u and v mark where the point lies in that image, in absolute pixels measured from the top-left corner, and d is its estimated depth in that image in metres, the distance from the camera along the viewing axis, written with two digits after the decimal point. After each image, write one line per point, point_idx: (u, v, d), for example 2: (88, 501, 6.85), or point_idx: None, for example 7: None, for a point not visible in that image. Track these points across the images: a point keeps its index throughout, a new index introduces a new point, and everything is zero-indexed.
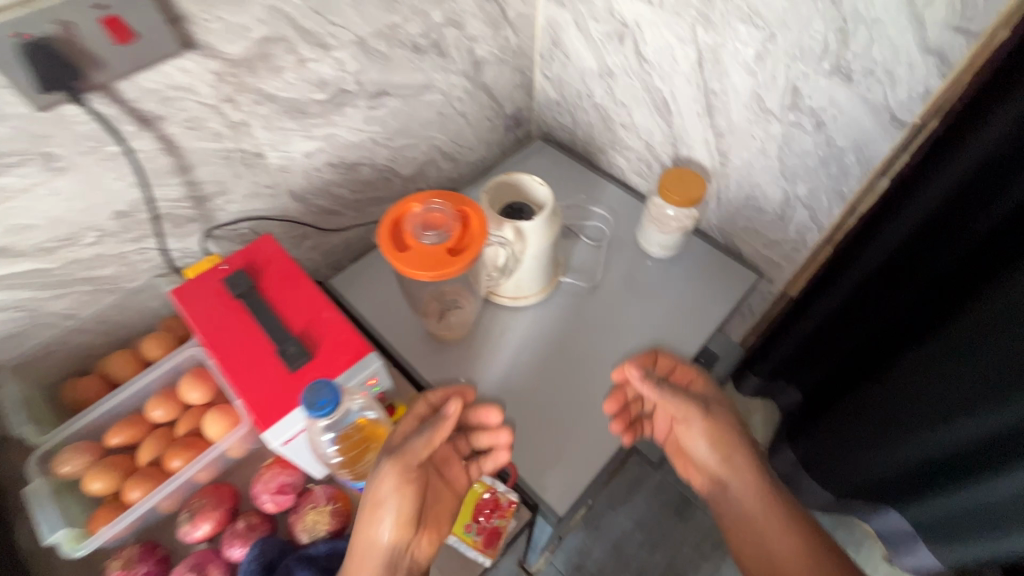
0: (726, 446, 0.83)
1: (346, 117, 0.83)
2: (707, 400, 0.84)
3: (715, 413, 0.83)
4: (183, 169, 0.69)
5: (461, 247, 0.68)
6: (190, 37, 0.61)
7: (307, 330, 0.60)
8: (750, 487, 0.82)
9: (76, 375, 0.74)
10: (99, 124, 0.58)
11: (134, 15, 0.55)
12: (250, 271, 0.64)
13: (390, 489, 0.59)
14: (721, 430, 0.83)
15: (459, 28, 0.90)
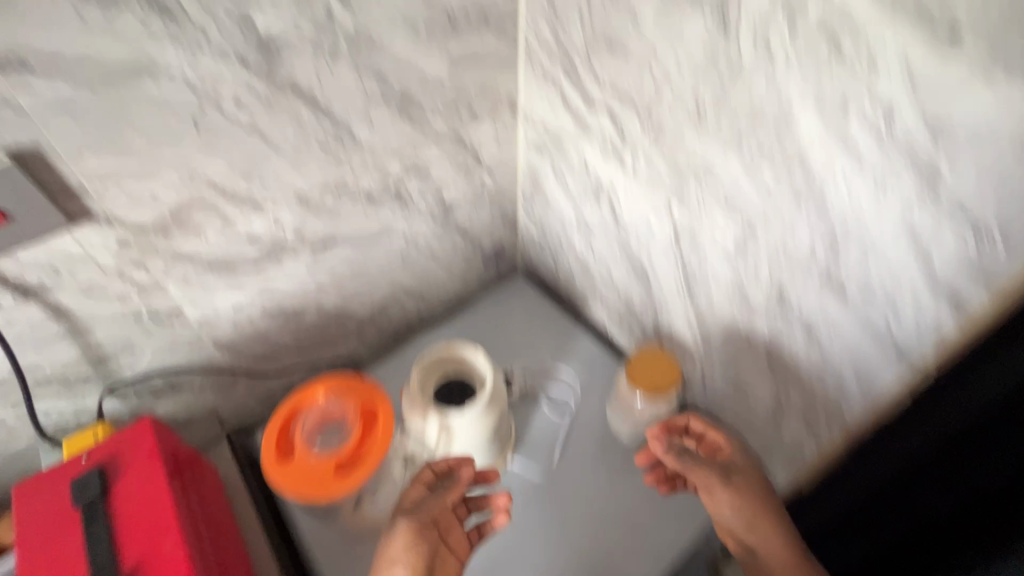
0: (747, 500, 0.70)
1: (284, 268, 0.78)
2: (728, 469, 0.73)
3: (738, 487, 0.71)
4: (78, 332, 0.64)
5: (352, 464, 0.59)
6: (85, 210, 0.57)
7: (138, 566, 0.52)
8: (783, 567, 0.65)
9: None
10: None
11: (9, 199, 0.51)
12: (107, 471, 0.57)
13: (402, 551, 0.61)
14: (747, 507, 0.69)
15: (423, 177, 0.84)
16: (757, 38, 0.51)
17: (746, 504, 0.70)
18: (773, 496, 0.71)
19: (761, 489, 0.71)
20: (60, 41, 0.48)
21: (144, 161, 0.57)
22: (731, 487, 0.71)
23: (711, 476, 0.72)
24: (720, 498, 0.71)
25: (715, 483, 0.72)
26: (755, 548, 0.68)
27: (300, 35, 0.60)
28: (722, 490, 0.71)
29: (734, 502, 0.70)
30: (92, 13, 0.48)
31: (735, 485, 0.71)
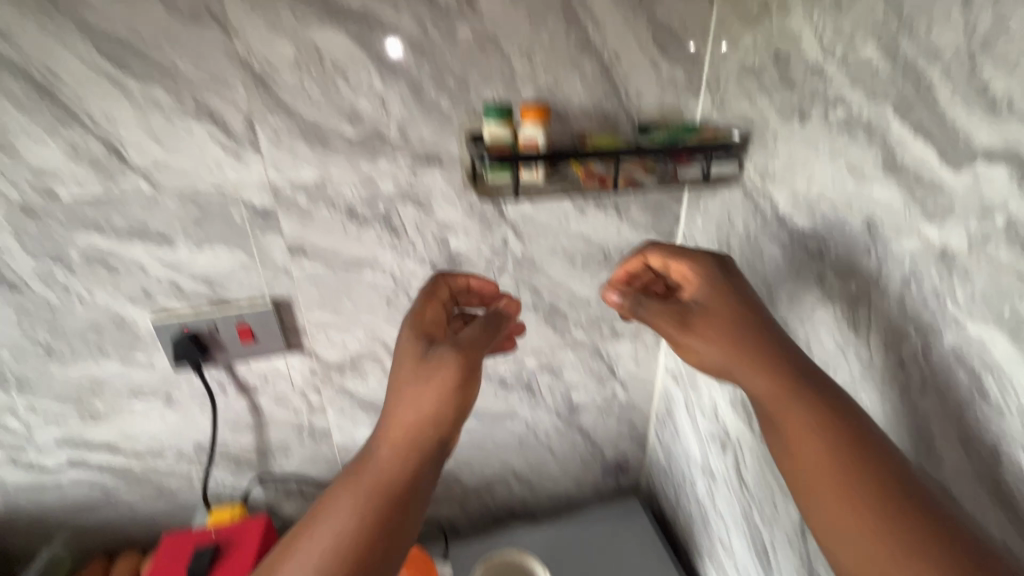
0: (740, 367, 0.48)
1: None
2: (696, 306, 0.53)
3: (716, 324, 0.51)
4: (260, 427, 0.83)
5: None
6: (299, 344, 0.78)
7: None
8: (809, 463, 0.42)
9: (109, 552, 0.87)
10: (208, 385, 0.77)
11: (260, 327, 0.74)
12: (219, 548, 0.70)
13: (449, 374, 0.50)
14: (725, 341, 0.50)
15: (555, 375, 0.91)
16: (888, 346, 0.47)
17: (743, 364, 0.48)
18: (756, 318, 0.51)
19: (764, 349, 0.48)
20: (328, 239, 0.73)
21: (347, 321, 0.78)
22: (697, 330, 0.51)
23: (672, 325, 0.53)
24: (696, 349, 0.51)
25: (683, 334, 0.52)
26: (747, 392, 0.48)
27: (479, 254, 0.78)
28: (693, 333, 0.51)
29: (754, 382, 0.47)
30: (351, 227, 0.73)
31: (722, 337, 0.50)
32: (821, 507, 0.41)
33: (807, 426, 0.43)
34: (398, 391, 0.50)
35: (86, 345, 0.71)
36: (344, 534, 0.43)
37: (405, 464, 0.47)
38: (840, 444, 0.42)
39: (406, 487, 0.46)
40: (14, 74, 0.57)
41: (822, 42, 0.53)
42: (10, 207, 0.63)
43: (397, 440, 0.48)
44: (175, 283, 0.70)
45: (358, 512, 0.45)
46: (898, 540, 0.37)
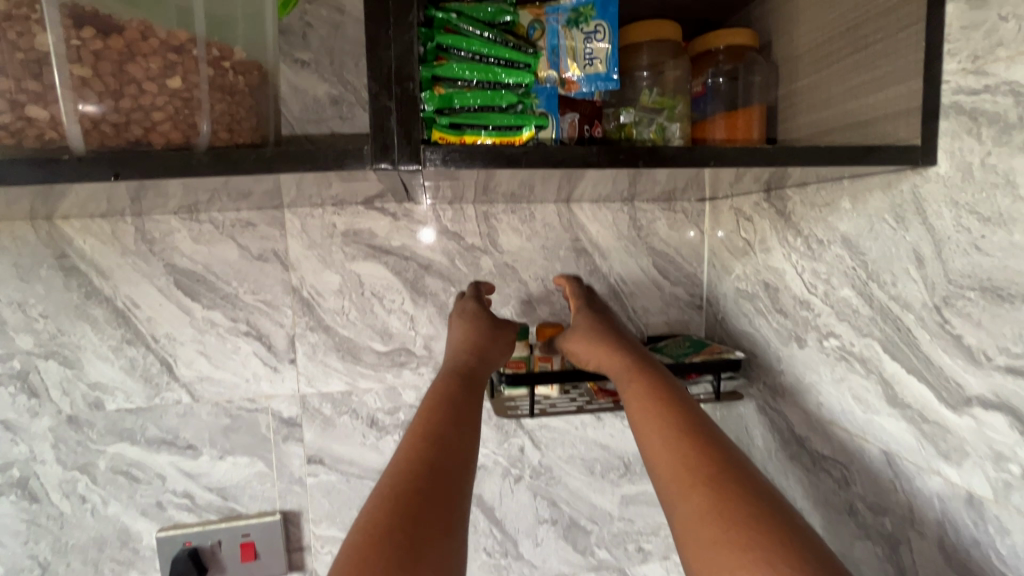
0: (609, 348, 0.58)
1: None
2: (586, 315, 0.64)
3: (602, 326, 0.62)
4: None
5: None
6: (301, 562, 0.73)
7: None
8: (637, 407, 0.50)
9: None
10: None
11: (264, 543, 0.71)
12: None
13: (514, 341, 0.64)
14: (604, 328, 0.61)
15: None
16: None
17: (605, 341, 0.59)
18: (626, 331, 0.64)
19: (628, 344, 0.59)
20: (347, 449, 0.74)
21: None
22: (583, 322, 0.63)
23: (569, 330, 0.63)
24: (576, 334, 0.62)
25: (569, 335, 0.61)
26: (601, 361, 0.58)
27: (496, 462, 0.77)
28: (580, 322, 0.63)
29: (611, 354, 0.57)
30: (371, 435, 0.74)
31: (599, 339, 0.59)
32: (652, 424, 0.48)
33: (654, 379, 0.53)
34: (463, 325, 0.62)
35: (84, 561, 0.69)
36: (456, 402, 0.52)
37: (478, 368, 0.58)
38: (667, 387, 0.51)
39: (478, 380, 0.57)
40: (100, 303, 0.67)
41: (804, 278, 0.59)
42: (57, 419, 0.67)
43: (472, 356, 0.58)
44: (190, 493, 0.70)
45: (455, 391, 0.54)
46: (698, 447, 0.44)
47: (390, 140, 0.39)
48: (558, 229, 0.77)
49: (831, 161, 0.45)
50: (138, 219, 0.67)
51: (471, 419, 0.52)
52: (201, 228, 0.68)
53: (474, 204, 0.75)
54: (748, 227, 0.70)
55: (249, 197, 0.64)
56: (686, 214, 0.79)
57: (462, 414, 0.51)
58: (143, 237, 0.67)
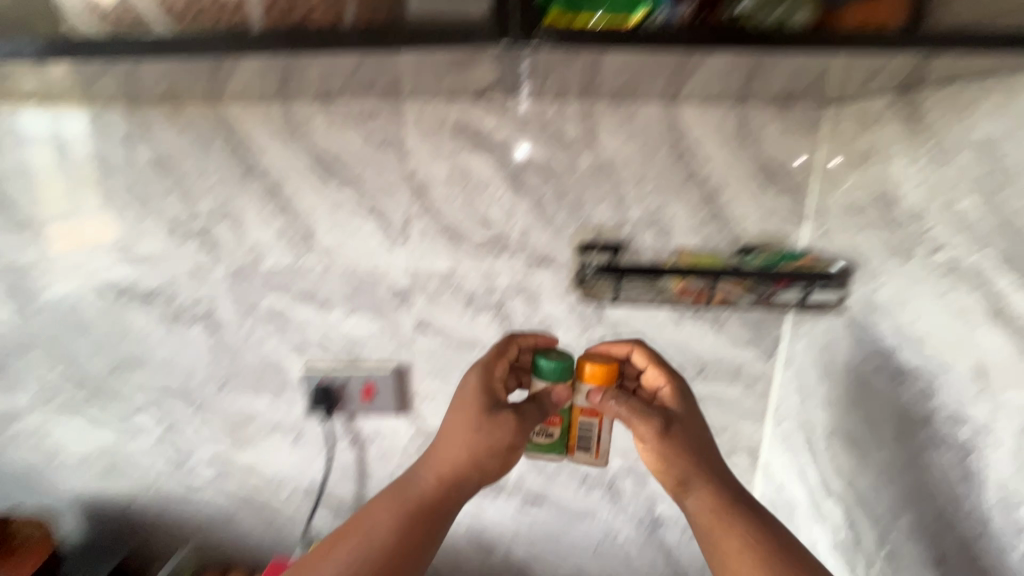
0: (693, 476, 0.63)
1: (497, 504, 0.92)
2: (673, 416, 0.67)
3: (680, 436, 0.65)
4: (362, 479, 0.92)
5: None
6: (409, 408, 0.88)
7: None
8: (736, 554, 0.57)
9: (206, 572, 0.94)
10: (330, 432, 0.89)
11: (381, 388, 0.86)
12: None
13: (506, 432, 0.65)
14: (693, 452, 0.64)
15: (640, 482, 0.90)
16: (1008, 501, 0.45)
17: (697, 470, 0.63)
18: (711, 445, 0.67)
19: (709, 461, 0.64)
20: (449, 321, 0.85)
21: (451, 395, 0.87)
22: (672, 435, 0.64)
23: (650, 427, 0.64)
24: (672, 447, 0.64)
25: (665, 442, 0.64)
26: (693, 489, 0.63)
27: (577, 348, 0.85)
28: (671, 435, 0.64)
29: (705, 489, 0.63)
30: (468, 313, 0.84)
31: (688, 466, 0.63)
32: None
33: (745, 528, 0.59)
34: (470, 439, 0.65)
35: (250, 383, 0.88)
36: (421, 519, 0.64)
37: (441, 488, 0.65)
38: (756, 539, 0.58)
39: (430, 512, 0.64)
40: (257, 177, 0.80)
41: (924, 188, 0.55)
42: (229, 270, 0.83)
43: (443, 467, 0.65)
44: (325, 342, 0.86)
45: (393, 524, 0.63)
46: None
47: (510, 20, 0.42)
48: (659, 130, 0.76)
49: (968, 49, 0.42)
50: (283, 106, 0.77)
51: (417, 549, 0.63)
52: (333, 116, 0.77)
53: (576, 101, 0.76)
54: (871, 133, 0.65)
55: (375, 87, 0.71)
56: (802, 120, 0.74)
57: (419, 533, 0.63)
58: (287, 121, 0.78)
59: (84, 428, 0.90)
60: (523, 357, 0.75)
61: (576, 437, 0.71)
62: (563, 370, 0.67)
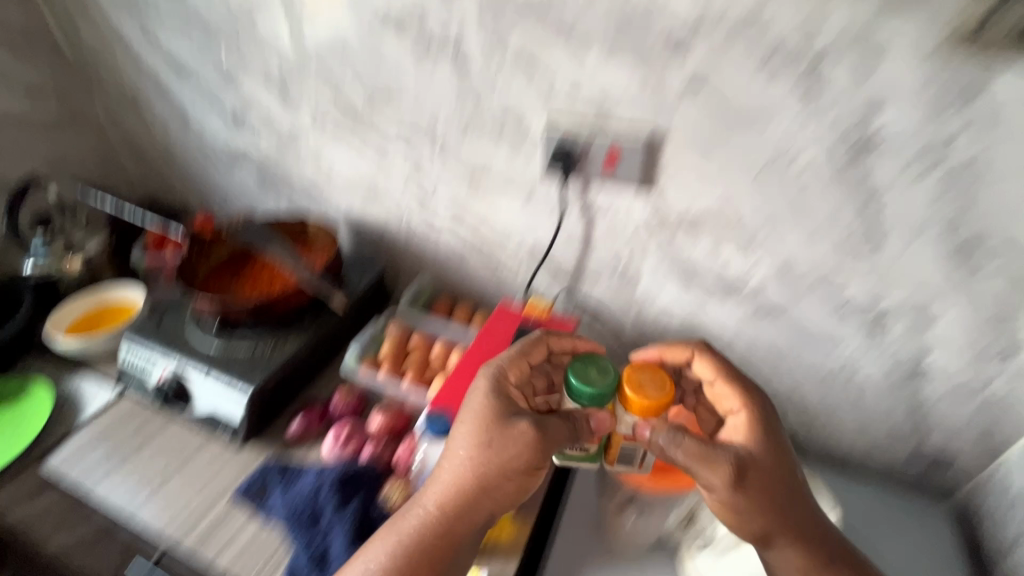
0: (772, 524, 0.60)
1: (722, 307, 0.84)
2: (748, 458, 0.61)
3: (752, 484, 0.60)
4: (584, 251, 0.89)
5: None
6: (653, 184, 0.78)
7: None
8: None
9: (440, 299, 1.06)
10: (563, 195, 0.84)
11: (628, 154, 0.76)
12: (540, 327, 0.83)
13: (533, 450, 0.60)
14: (766, 495, 0.60)
15: (920, 322, 0.73)
16: None
17: (762, 514, 0.60)
18: (790, 473, 0.62)
19: (788, 511, 0.61)
20: (734, 80, 0.67)
21: (708, 174, 0.74)
22: (745, 480, 0.60)
23: (723, 476, 0.59)
24: (743, 496, 0.59)
25: (735, 490, 0.59)
26: (766, 533, 0.60)
27: (908, 136, 0.63)
28: (743, 480, 0.60)
29: (778, 535, 0.60)
30: (763, 70, 0.65)
31: (758, 510, 0.60)
32: None
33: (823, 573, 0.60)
34: (490, 452, 0.60)
35: (492, 128, 0.84)
36: (453, 522, 0.60)
37: (452, 515, 0.61)
38: None
39: (439, 543, 0.60)
40: None
41: None
42: None
43: (445, 500, 0.61)
44: (574, 92, 0.75)
45: (408, 546, 0.60)
46: None
47: None
48: None
49: None
50: None
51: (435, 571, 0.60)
52: None
53: None
54: None
55: None
56: None
57: (451, 540, 0.60)
58: None
59: (349, 153, 0.99)
60: (557, 362, 0.75)
61: (616, 454, 0.68)
62: (599, 397, 0.65)
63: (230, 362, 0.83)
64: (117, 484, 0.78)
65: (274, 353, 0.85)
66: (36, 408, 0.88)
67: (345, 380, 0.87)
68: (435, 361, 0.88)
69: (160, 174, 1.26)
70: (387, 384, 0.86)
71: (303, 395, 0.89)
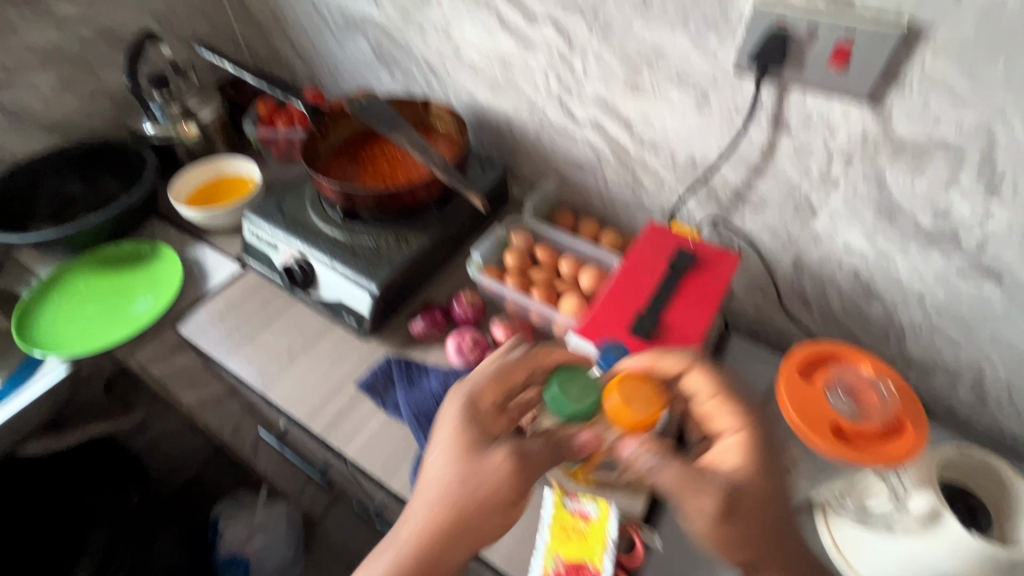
0: (760, 561, 0.49)
1: (923, 259, 0.69)
2: (734, 487, 0.48)
3: (746, 518, 0.48)
4: (757, 172, 0.75)
5: (852, 440, 0.53)
6: (884, 96, 0.60)
7: (670, 327, 0.62)
8: None
9: (566, 208, 0.96)
10: (752, 102, 0.67)
11: (866, 53, 0.58)
12: (697, 256, 0.69)
13: (499, 475, 0.49)
14: (762, 547, 0.48)
15: None
16: None
17: (761, 565, 0.48)
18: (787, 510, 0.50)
19: (791, 566, 0.49)
20: None
21: (976, 90, 0.55)
22: (736, 513, 0.48)
23: (714, 502, 0.47)
24: (726, 532, 0.47)
25: (717, 521, 0.47)
26: None
27: None
28: (728, 515, 0.47)
29: None
30: None
31: (762, 561, 0.48)
32: None
33: None
34: (462, 488, 0.49)
35: (677, 7, 0.66)
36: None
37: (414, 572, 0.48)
38: None
39: None
40: None
41: None
42: None
43: (403, 553, 0.48)
44: None
45: None
46: None
47: None
48: None
49: None
50: None
51: None
52: None
53: None
54: None
55: None
56: None
57: None
58: None
59: (481, 27, 0.84)
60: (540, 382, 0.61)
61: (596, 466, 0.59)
62: (581, 408, 0.55)
63: (353, 255, 0.79)
64: (249, 356, 0.80)
65: (399, 249, 0.79)
66: (154, 274, 0.89)
67: (467, 289, 0.83)
68: (563, 282, 0.80)
69: (267, 39, 1.16)
70: (513, 297, 0.80)
71: (426, 292, 0.86)
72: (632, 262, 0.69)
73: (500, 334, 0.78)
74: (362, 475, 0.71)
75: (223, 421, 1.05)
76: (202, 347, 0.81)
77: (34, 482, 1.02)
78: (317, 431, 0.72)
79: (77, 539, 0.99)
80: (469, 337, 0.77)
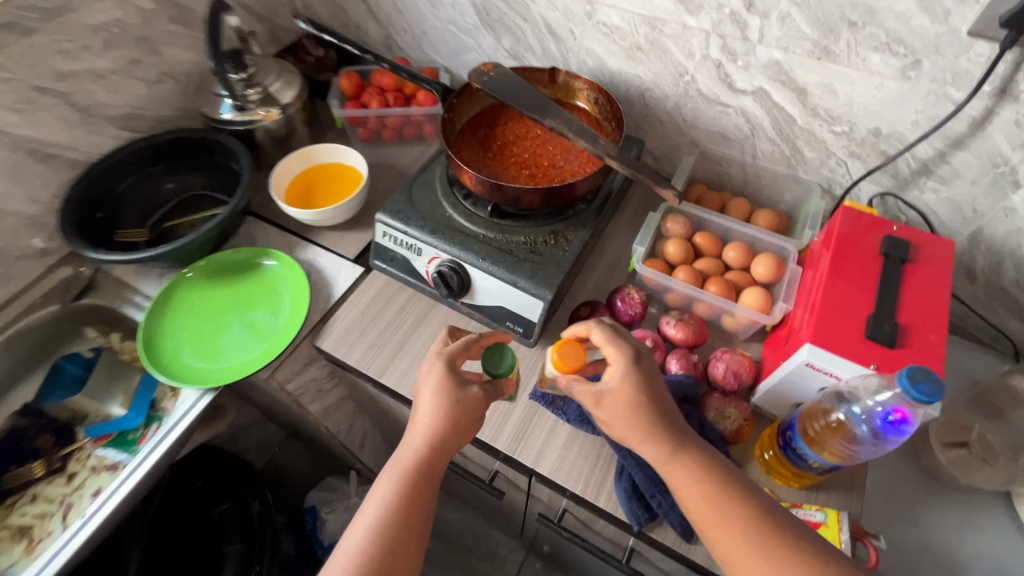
0: (632, 434, 0.57)
1: None
2: (607, 391, 0.58)
3: (611, 400, 0.57)
4: (958, 144, 0.68)
5: None
6: None
7: (908, 327, 0.58)
8: (724, 531, 0.52)
9: (703, 184, 0.90)
10: (984, 70, 0.60)
11: None
12: (910, 246, 0.64)
13: (454, 387, 0.63)
14: (632, 416, 0.57)
15: None
16: None
17: (637, 435, 0.56)
18: (657, 393, 0.58)
19: (669, 433, 0.56)
20: None
21: None
22: (605, 402, 0.58)
23: (586, 399, 0.59)
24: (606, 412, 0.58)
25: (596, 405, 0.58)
26: (654, 458, 0.56)
27: None
28: (601, 401, 0.58)
29: (659, 455, 0.56)
30: None
31: (636, 429, 0.56)
32: (729, 541, 0.52)
33: (711, 495, 0.53)
34: (451, 401, 0.62)
35: None
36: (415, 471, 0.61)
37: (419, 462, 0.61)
38: (744, 509, 0.52)
39: (405, 488, 0.60)
40: None
41: None
42: None
43: (400, 453, 0.63)
44: None
45: (381, 501, 0.60)
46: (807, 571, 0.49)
47: None
48: None
49: None
50: None
51: (407, 524, 0.59)
52: None
53: None
54: None
55: None
56: None
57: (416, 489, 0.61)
58: None
59: None
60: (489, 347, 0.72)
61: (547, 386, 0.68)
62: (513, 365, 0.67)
63: (511, 256, 0.72)
64: (405, 371, 0.75)
65: (559, 248, 0.73)
66: (269, 284, 0.83)
67: (627, 285, 0.77)
68: (732, 272, 0.76)
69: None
70: (680, 291, 0.75)
71: (576, 288, 0.80)
72: (838, 258, 0.64)
73: (674, 331, 0.73)
74: (555, 490, 0.68)
75: (339, 423, 1.02)
76: (350, 364, 0.76)
77: (161, 522, 1.01)
78: (504, 451, 0.68)
79: (215, 550, 0.98)
80: (646, 339, 0.72)
